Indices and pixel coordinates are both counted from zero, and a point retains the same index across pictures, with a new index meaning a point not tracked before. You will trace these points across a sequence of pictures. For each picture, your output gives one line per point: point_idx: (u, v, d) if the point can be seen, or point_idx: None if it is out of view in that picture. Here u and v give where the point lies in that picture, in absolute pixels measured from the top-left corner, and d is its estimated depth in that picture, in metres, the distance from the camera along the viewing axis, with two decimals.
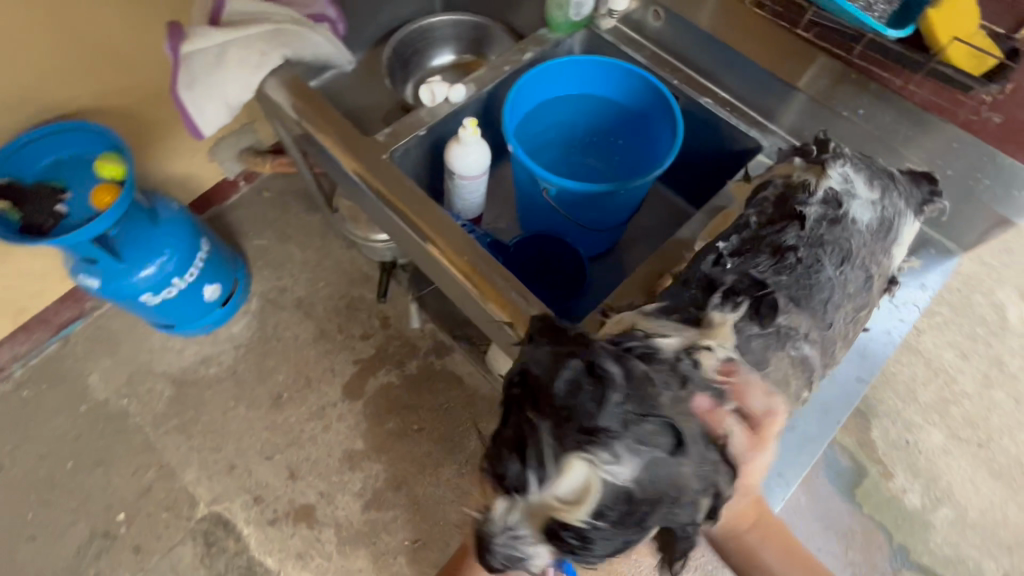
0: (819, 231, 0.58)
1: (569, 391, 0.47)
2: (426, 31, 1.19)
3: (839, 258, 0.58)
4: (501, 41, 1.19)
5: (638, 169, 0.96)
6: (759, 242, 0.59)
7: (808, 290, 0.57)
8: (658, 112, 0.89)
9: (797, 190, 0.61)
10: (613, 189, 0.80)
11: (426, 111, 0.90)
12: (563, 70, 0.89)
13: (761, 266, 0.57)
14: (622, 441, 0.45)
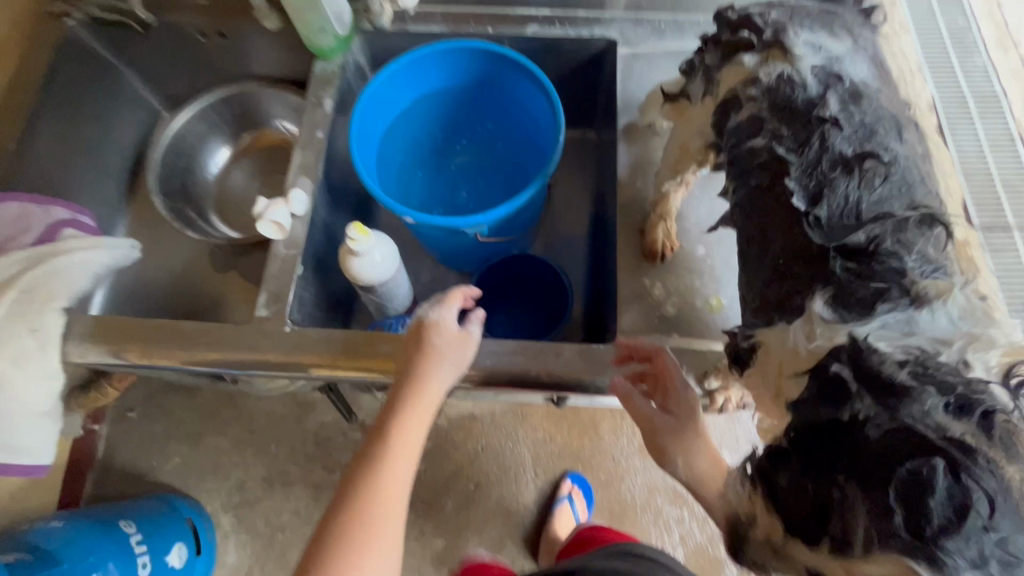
0: (856, 115, 0.50)
1: (908, 484, 0.38)
2: (177, 141, 0.94)
3: (892, 129, 0.50)
4: (269, 100, 0.96)
5: (523, 136, 0.83)
6: (817, 171, 0.50)
7: (908, 177, 0.49)
8: (501, 74, 0.77)
9: (786, 84, 0.53)
10: (540, 185, 0.68)
11: (282, 243, 0.70)
12: (388, 89, 0.75)
13: (852, 193, 0.48)
14: (1011, 552, 0.36)
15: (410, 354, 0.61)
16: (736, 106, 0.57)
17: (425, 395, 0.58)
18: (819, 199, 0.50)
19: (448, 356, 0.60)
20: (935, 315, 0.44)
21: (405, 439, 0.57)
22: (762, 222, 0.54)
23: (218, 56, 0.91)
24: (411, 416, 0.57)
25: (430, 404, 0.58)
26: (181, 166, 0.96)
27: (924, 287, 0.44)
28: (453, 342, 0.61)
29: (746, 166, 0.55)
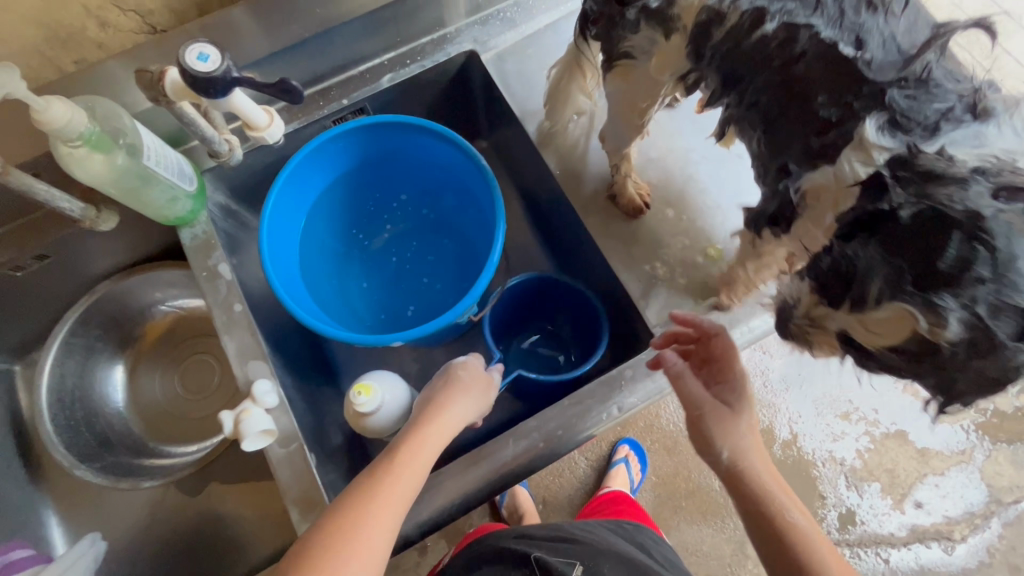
0: None
1: (944, 253, 0.41)
2: (58, 389, 0.75)
3: None
4: (138, 288, 0.79)
5: (448, 176, 0.72)
6: (843, 23, 0.47)
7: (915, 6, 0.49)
8: (403, 139, 0.68)
9: None
10: (506, 234, 0.62)
11: (277, 444, 0.60)
12: (291, 192, 0.66)
13: (883, 30, 0.47)
14: (1006, 296, 0.39)
15: (434, 388, 0.58)
16: (721, 16, 0.52)
17: (441, 417, 0.54)
18: (863, 43, 0.46)
19: (472, 386, 0.58)
20: (1003, 126, 0.43)
21: (425, 457, 0.51)
22: (791, 96, 0.50)
23: (52, 278, 0.72)
24: (427, 435, 0.52)
25: (452, 430, 0.54)
26: (81, 416, 0.77)
27: (987, 102, 0.44)
28: (478, 383, 0.59)
29: (760, 53, 0.51)
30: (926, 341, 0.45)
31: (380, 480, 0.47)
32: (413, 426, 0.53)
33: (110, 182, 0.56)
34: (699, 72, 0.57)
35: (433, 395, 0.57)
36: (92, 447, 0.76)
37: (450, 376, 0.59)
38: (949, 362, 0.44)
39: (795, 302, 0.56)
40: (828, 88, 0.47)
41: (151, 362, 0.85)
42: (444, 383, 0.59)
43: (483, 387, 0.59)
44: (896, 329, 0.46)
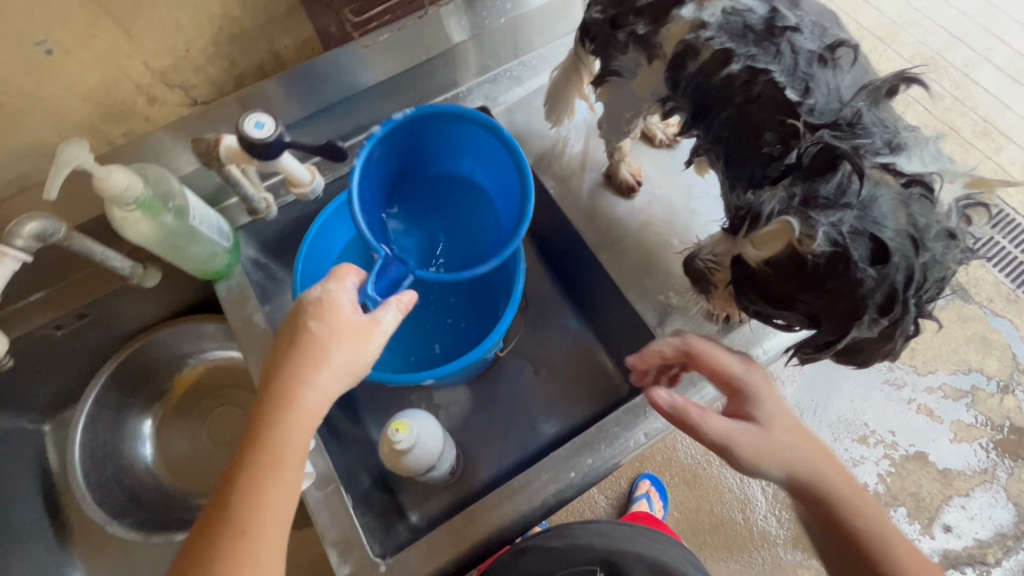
0: (807, 17, 0.51)
1: (834, 185, 0.46)
2: (92, 444, 0.77)
3: (835, 23, 0.52)
4: (166, 343, 0.81)
5: (397, 167, 0.70)
6: (797, 74, 0.49)
7: (859, 58, 0.51)
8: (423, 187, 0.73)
9: (733, 14, 0.51)
10: (528, 273, 0.66)
11: (315, 488, 0.61)
12: (323, 241, 0.72)
13: (831, 81, 0.49)
14: (866, 223, 0.45)
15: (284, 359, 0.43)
16: (695, 51, 0.53)
17: (302, 404, 0.41)
18: (809, 91, 0.48)
19: (340, 342, 0.43)
20: (911, 158, 0.47)
21: (290, 451, 0.41)
22: (745, 131, 0.51)
23: (89, 336, 0.75)
24: (283, 431, 0.41)
25: (320, 411, 0.42)
26: (113, 472, 0.79)
27: (900, 138, 0.48)
28: (348, 335, 0.44)
29: (724, 91, 0.52)
30: (794, 258, 0.49)
31: (243, 509, 0.39)
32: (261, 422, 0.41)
33: (156, 241, 0.60)
34: (673, 103, 0.58)
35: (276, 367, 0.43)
36: (122, 503, 0.77)
37: (297, 344, 0.43)
38: (810, 280, 0.49)
39: (705, 245, 0.62)
40: (777, 130, 0.50)
41: (177, 415, 0.86)
42: (290, 345, 0.43)
43: (359, 336, 0.44)
44: (774, 244, 0.49)
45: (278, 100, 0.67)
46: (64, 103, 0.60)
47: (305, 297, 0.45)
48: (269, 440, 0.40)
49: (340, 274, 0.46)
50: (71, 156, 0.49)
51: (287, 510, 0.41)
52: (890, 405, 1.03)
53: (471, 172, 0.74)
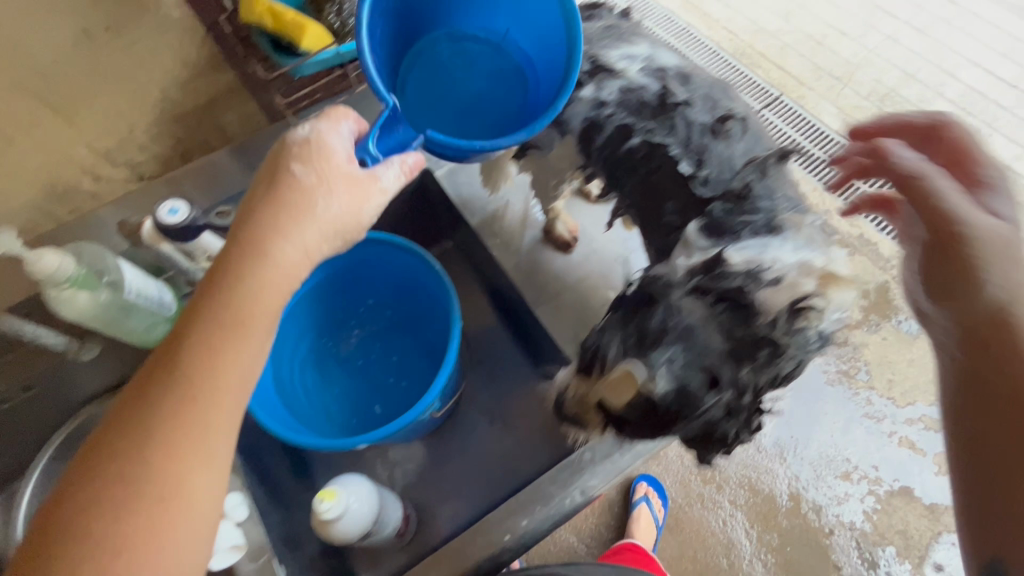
0: (697, 94, 0.56)
1: (658, 321, 0.46)
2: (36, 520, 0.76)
3: (725, 96, 0.57)
4: None
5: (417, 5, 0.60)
6: (691, 147, 0.52)
7: (751, 127, 0.55)
8: (358, 253, 0.74)
9: (630, 93, 0.56)
10: (460, 332, 0.67)
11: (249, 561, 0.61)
12: None
13: (723, 150, 0.52)
14: (694, 354, 0.44)
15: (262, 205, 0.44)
16: (599, 125, 0.56)
17: (271, 269, 0.43)
18: (700, 164, 0.51)
19: (327, 188, 0.45)
20: (786, 242, 0.47)
21: (251, 319, 0.43)
22: (649, 200, 0.54)
23: (38, 408, 0.75)
24: (250, 293, 0.42)
25: (290, 275, 0.44)
26: None
27: (780, 219, 0.48)
28: (340, 183, 0.45)
29: (627, 163, 0.54)
30: (643, 404, 0.45)
31: (193, 365, 0.40)
32: (230, 272, 0.43)
33: (92, 317, 0.61)
34: (590, 169, 0.59)
35: (252, 215, 0.44)
36: None
37: (283, 188, 0.44)
38: (659, 417, 0.45)
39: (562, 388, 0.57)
40: (676, 200, 0.52)
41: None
42: (272, 191, 0.45)
43: (354, 186, 0.45)
44: (620, 394, 0.46)
45: (220, 174, 0.70)
46: None
47: (295, 135, 0.45)
48: (234, 306, 0.42)
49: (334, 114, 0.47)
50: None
51: (239, 386, 0.42)
52: (870, 440, 1.01)
53: (505, 32, 0.64)
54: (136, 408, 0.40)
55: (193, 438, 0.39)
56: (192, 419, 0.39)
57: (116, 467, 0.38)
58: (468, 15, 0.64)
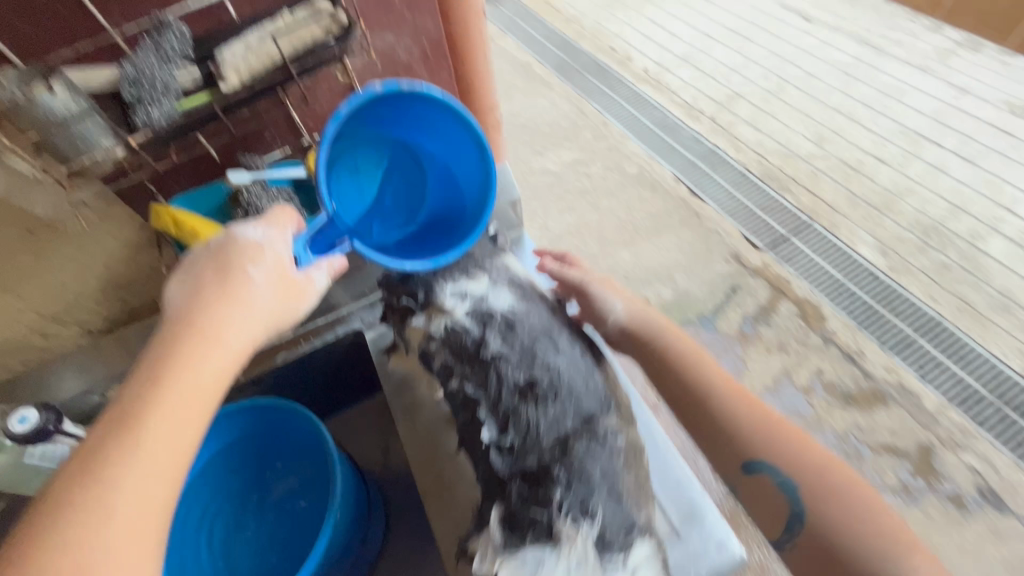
0: (516, 346, 0.55)
1: None
2: None
3: (550, 346, 0.56)
4: None
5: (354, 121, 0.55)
6: (501, 411, 0.54)
7: (570, 392, 0.53)
8: (268, 416, 0.75)
9: (456, 336, 0.57)
10: (331, 523, 0.65)
11: None
12: None
13: (530, 419, 0.52)
14: None
15: (208, 295, 0.48)
16: (431, 361, 0.59)
17: (214, 344, 0.46)
18: (506, 430, 0.53)
19: (266, 285, 0.50)
20: (559, 559, 0.49)
21: (181, 391, 0.44)
22: (470, 442, 0.57)
23: None
24: (187, 363, 0.45)
25: (231, 352, 0.47)
26: None
27: (562, 527, 0.49)
28: (274, 280, 0.51)
29: (455, 405, 0.57)
30: None
31: (145, 415, 0.42)
32: (172, 343, 0.45)
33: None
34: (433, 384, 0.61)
35: (198, 299, 0.48)
36: None
37: (230, 283, 0.49)
38: None
39: None
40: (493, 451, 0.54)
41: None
42: (218, 277, 0.49)
43: (292, 289, 0.52)
44: None
45: None
46: None
47: (247, 241, 0.51)
48: (169, 376, 0.44)
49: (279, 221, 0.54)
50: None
51: (162, 451, 0.42)
52: None
53: (428, 152, 0.62)
54: (87, 450, 0.40)
55: (106, 506, 0.39)
56: (107, 484, 0.39)
57: (54, 537, 0.37)
58: (409, 128, 0.60)
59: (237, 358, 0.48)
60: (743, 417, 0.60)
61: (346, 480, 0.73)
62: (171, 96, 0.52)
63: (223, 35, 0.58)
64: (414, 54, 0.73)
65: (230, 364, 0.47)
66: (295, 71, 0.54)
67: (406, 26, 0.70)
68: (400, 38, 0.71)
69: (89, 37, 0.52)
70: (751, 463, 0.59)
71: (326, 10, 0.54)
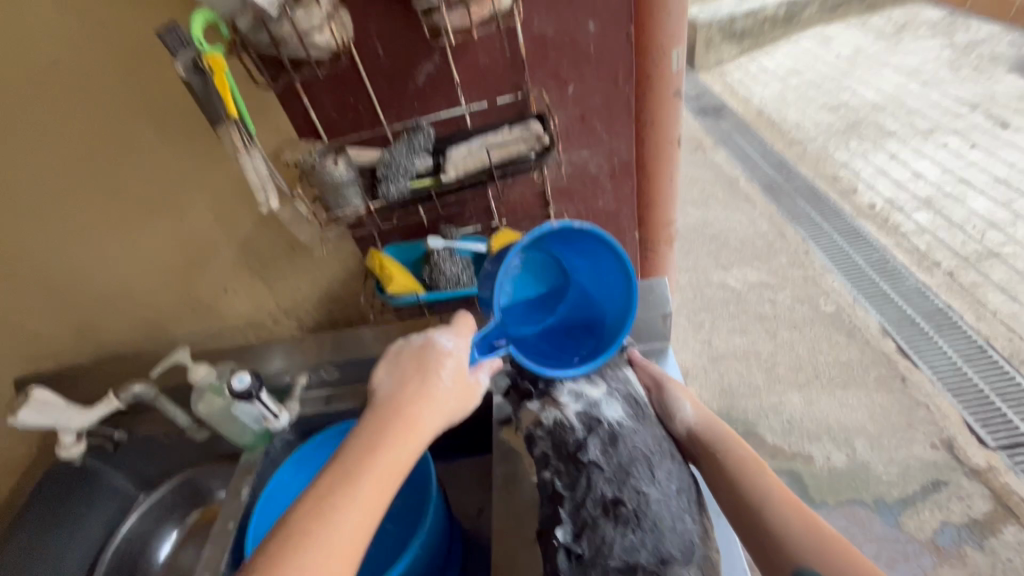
0: (615, 460, 0.54)
1: None
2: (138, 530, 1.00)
3: (649, 475, 0.53)
4: (212, 474, 1.03)
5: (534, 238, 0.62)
6: (581, 520, 0.52)
7: (655, 530, 0.50)
8: None
9: (561, 430, 0.57)
10: (409, 560, 0.71)
11: None
12: (311, 453, 0.90)
13: (608, 537, 0.50)
14: None
15: (411, 389, 0.55)
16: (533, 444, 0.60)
17: (412, 434, 0.52)
18: (580, 537, 0.52)
19: (453, 385, 0.56)
20: None
21: (380, 472, 0.50)
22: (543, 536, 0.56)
23: (177, 451, 1.03)
24: (391, 447, 0.51)
25: (420, 444, 0.53)
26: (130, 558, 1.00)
27: None
28: (460, 382, 0.57)
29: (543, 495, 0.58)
30: None
31: (341, 495, 0.47)
32: (381, 427, 0.52)
33: (210, 416, 0.86)
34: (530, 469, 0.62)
35: (401, 392, 0.55)
36: None
37: (429, 383, 0.55)
38: None
39: None
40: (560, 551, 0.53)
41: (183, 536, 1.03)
42: (419, 373, 0.56)
43: (470, 391, 0.57)
44: None
45: (349, 344, 0.95)
46: (226, 314, 0.96)
47: (441, 348, 0.58)
48: (375, 455, 0.50)
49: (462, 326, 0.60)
50: (174, 357, 0.81)
51: (351, 527, 0.47)
52: None
53: (575, 266, 0.69)
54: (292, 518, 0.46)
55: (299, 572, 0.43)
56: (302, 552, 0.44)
57: None
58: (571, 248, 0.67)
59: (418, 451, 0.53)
60: (788, 519, 0.54)
61: (438, 526, 0.79)
62: (406, 177, 0.68)
63: (457, 138, 0.75)
64: (604, 170, 0.83)
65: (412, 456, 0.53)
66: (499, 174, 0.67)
67: (602, 147, 0.81)
68: (594, 155, 0.81)
69: (372, 127, 0.74)
70: (801, 572, 0.50)
71: (535, 132, 0.67)
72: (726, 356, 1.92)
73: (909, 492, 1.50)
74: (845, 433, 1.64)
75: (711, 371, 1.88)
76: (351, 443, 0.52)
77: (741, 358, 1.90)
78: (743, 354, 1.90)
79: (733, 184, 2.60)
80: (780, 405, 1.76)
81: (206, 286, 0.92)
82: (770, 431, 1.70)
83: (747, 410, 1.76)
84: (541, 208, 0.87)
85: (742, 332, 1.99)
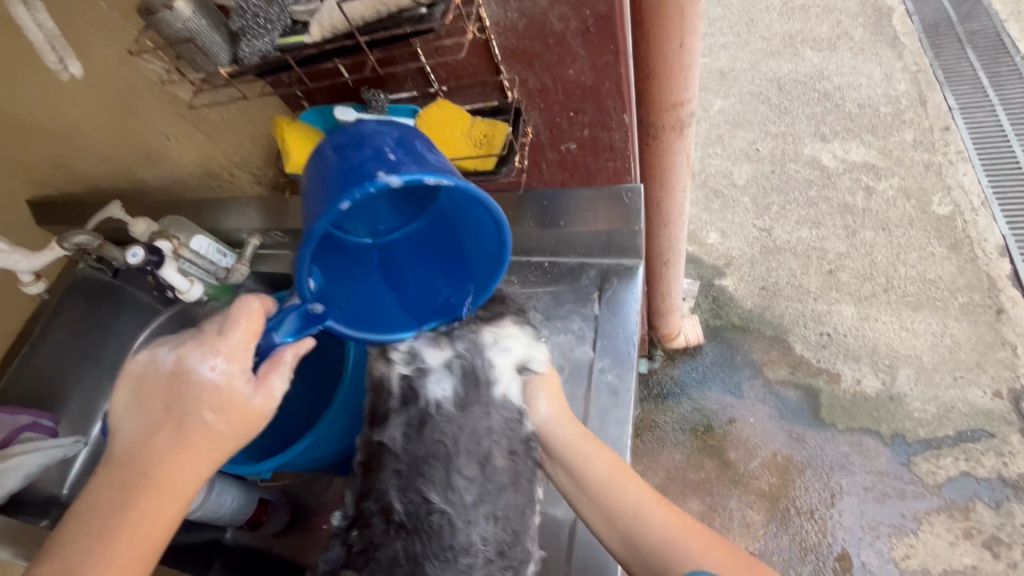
0: (411, 448, 0.57)
1: None
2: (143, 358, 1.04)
3: (439, 477, 0.55)
4: None
5: (362, 155, 0.49)
6: (372, 494, 0.58)
7: (423, 530, 0.55)
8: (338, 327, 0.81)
9: (382, 391, 0.61)
10: (316, 436, 0.69)
11: None
12: None
13: (379, 521, 0.57)
14: None
15: (162, 439, 0.51)
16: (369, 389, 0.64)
17: (167, 494, 0.49)
18: (365, 497, 0.59)
19: (220, 421, 0.51)
20: None
21: (129, 544, 0.47)
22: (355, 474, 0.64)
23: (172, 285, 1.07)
24: (138, 515, 0.48)
25: (179, 495, 0.50)
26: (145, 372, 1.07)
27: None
28: (228, 414, 0.51)
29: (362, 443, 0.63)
30: None
31: None
32: (124, 494, 0.48)
33: None
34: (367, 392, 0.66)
35: (153, 445, 0.50)
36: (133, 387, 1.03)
37: (185, 430, 0.51)
38: None
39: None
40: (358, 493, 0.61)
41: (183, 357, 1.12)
42: (172, 418, 0.51)
43: (245, 415, 0.52)
44: None
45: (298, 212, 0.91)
46: (179, 157, 0.87)
47: (198, 381, 0.51)
48: (117, 530, 0.47)
49: (238, 320, 0.52)
50: (106, 213, 0.84)
51: None
52: None
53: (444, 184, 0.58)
54: None
55: None
56: None
57: None
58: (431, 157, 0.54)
59: (183, 498, 0.50)
60: (655, 524, 0.58)
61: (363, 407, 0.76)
62: (268, 32, 0.53)
63: None
64: (572, 26, 0.59)
65: (176, 507, 0.50)
66: (364, 41, 0.52)
67: None
68: (556, 3, 0.57)
69: None
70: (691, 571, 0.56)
71: None
72: (784, 249, 1.62)
73: (938, 435, 1.35)
74: (891, 358, 1.44)
75: (758, 265, 1.61)
76: (86, 514, 0.48)
77: (804, 253, 1.60)
78: (809, 248, 1.61)
79: (881, 21, 1.95)
80: (831, 313, 1.51)
81: (147, 132, 0.82)
82: (806, 340, 1.49)
83: (787, 312, 1.53)
84: (492, 73, 0.66)
85: (818, 220, 1.64)
